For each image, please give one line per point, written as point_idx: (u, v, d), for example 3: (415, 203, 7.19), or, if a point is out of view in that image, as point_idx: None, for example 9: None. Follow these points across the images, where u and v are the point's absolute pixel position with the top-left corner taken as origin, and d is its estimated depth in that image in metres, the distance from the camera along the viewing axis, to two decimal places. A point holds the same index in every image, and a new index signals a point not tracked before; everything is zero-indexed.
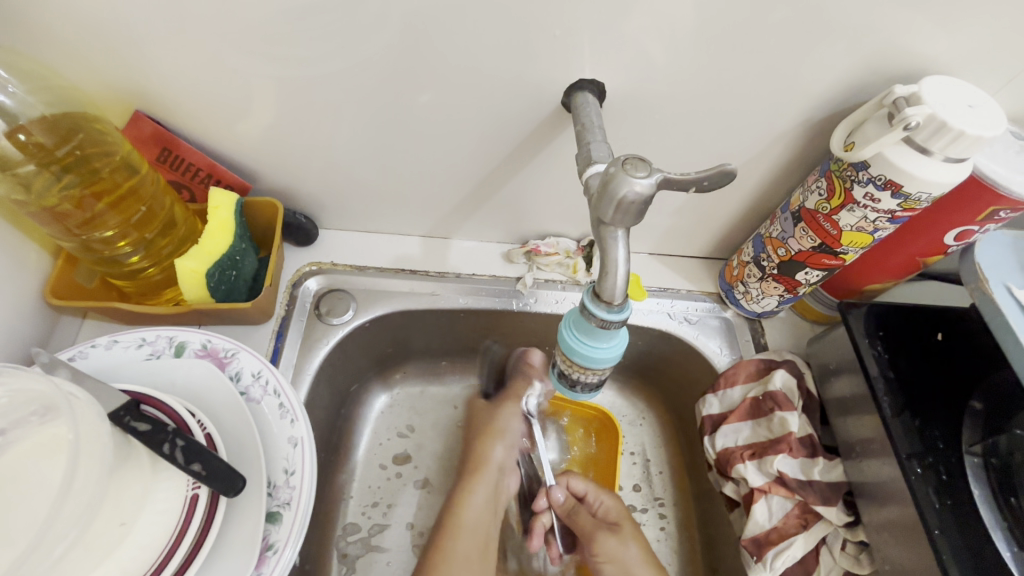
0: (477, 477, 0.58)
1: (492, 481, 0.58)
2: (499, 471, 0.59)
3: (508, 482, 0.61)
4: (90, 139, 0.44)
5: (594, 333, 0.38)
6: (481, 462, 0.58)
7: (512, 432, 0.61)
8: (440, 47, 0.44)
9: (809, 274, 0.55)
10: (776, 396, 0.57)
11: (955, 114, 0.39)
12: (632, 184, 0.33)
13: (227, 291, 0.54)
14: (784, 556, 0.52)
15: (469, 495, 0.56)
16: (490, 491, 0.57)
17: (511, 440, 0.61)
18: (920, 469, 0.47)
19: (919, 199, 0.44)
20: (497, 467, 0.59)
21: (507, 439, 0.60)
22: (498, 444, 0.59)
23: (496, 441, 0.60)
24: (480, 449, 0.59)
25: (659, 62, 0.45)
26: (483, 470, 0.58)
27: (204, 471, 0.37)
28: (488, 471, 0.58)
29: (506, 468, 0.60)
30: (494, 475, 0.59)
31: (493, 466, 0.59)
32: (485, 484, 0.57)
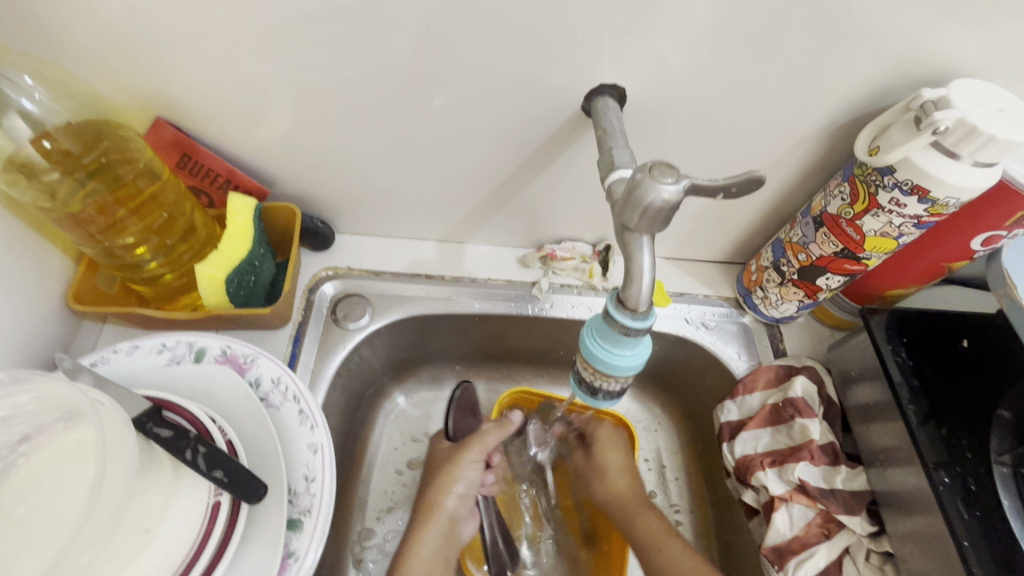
0: (428, 520, 0.57)
1: (443, 532, 0.57)
2: (451, 520, 0.58)
3: (463, 530, 0.60)
4: (114, 146, 0.44)
5: (617, 340, 0.38)
6: (433, 511, 0.57)
7: (469, 480, 0.60)
8: (460, 52, 0.44)
9: (830, 279, 0.54)
10: (796, 402, 0.57)
11: (986, 117, 0.38)
12: (658, 190, 0.33)
13: (245, 297, 0.54)
14: (807, 566, 0.51)
15: (421, 542, 0.55)
16: (442, 538, 0.56)
17: (463, 490, 0.59)
18: (948, 479, 0.46)
19: (947, 203, 0.43)
20: (448, 516, 0.58)
21: (458, 491, 0.59)
22: (453, 492, 0.59)
23: (450, 489, 0.59)
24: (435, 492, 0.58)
25: (681, 66, 0.44)
26: (432, 518, 0.57)
27: (226, 478, 0.38)
28: (438, 520, 0.57)
29: (459, 517, 0.59)
30: (444, 523, 0.57)
31: (446, 512, 0.58)
32: (434, 531, 0.56)
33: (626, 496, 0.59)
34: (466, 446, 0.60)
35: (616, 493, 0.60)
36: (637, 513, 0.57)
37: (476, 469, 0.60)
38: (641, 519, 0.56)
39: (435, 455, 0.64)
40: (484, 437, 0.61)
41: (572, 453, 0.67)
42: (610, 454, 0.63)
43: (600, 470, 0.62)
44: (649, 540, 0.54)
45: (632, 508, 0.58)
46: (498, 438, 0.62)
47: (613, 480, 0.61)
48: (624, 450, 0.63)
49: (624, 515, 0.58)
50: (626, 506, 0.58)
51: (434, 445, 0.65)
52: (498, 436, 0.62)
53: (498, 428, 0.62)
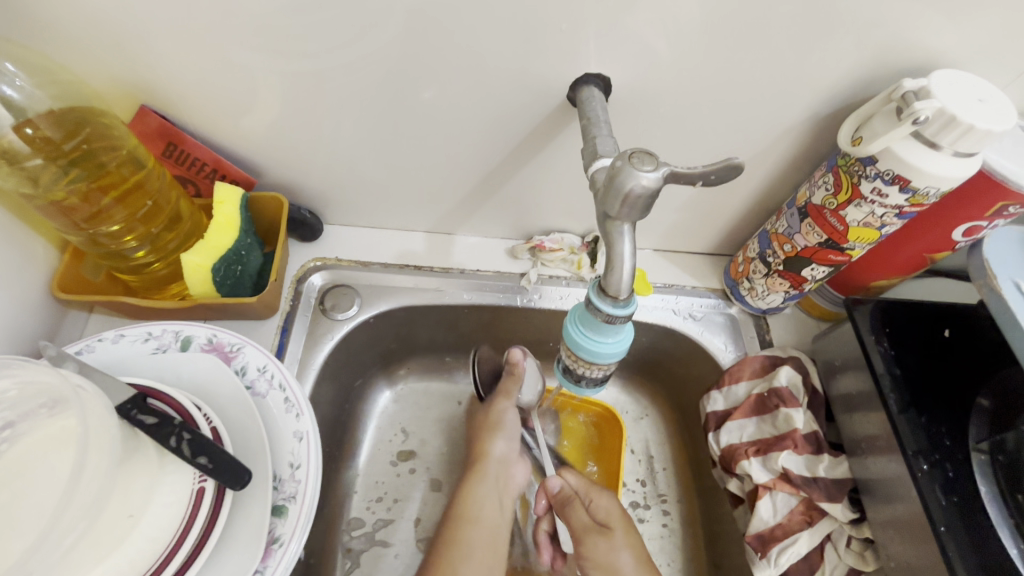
0: (479, 473, 0.60)
1: (495, 475, 0.61)
2: (502, 463, 0.62)
3: (515, 473, 0.63)
4: (96, 133, 0.44)
5: (598, 328, 0.38)
6: (481, 457, 0.61)
7: (510, 424, 0.63)
8: (443, 42, 0.44)
9: (815, 270, 0.55)
10: (781, 392, 0.57)
11: (964, 106, 0.39)
12: (638, 177, 0.33)
13: (233, 286, 0.54)
14: (788, 552, 0.52)
15: (474, 490, 0.58)
16: (493, 485, 0.60)
17: (509, 433, 0.63)
18: (927, 466, 0.47)
19: (927, 194, 0.43)
20: (498, 460, 0.61)
21: (504, 437, 0.62)
22: (499, 439, 0.62)
23: (498, 436, 0.62)
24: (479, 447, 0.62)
25: (665, 57, 0.45)
26: (485, 468, 0.60)
27: (210, 464, 0.38)
28: (487, 465, 0.61)
29: (508, 460, 0.63)
30: (494, 468, 0.61)
31: (494, 458, 0.61)
32: (489, 476, 0.60)
33: None
34: (496, 392, 0.64)
35: None
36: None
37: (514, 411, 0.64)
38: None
39: (474, 416, 0.67)
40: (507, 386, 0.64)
41: (583, 538, 0.56)
42: (622, 558, 0.53)
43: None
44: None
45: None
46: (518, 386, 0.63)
47: None
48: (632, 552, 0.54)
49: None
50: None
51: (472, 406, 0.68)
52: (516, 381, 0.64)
53: (512, 376, 0.64)
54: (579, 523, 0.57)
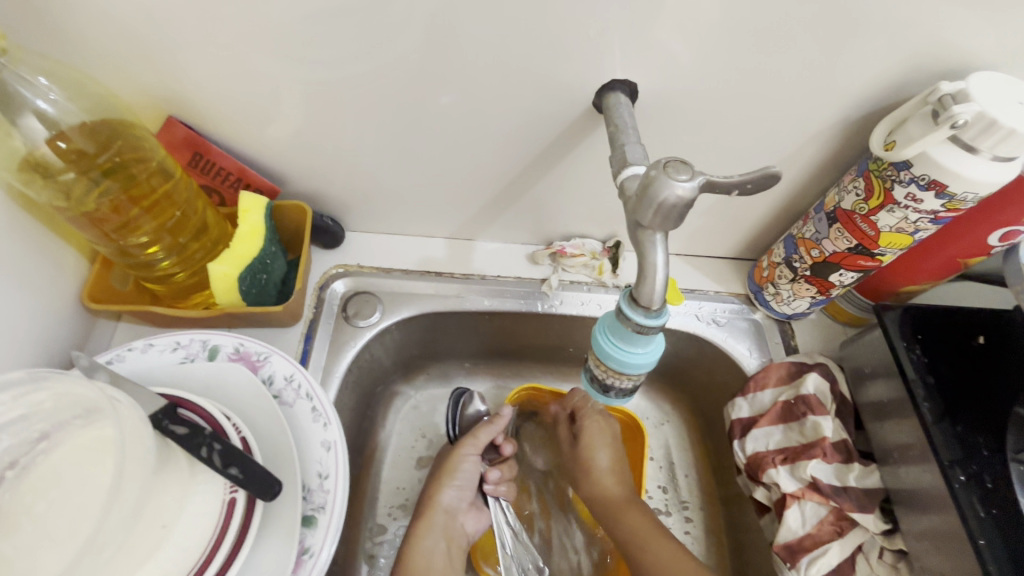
0: (425, 522, 0.59)
1: (442, 526, 0.60)
2: (449, 514, 0.61)
3: (463, 522, 0.63)
4: (128, 145, 0.44)
5: (629, 338, 0.38)
6: (429, 506, 0.60)
7: (465, 473, 0.63)
8: (468, 50, 0.44)
9: (843, 276, 0.54)
10: (809, 400, 0.56)
11: (1005, 109, 0.38)
12: (673, 187, 0.33)
13: (258, 294, 0.54)
14: (819, 564, 0.51)
15: (420, 542, 0.58)
16: (440, 537, 0.59)
17: (462, 482, 0.63)
18: (964, 477, 0.46)
19: (964, 199, 0.42)
20: (445, 511, 0.61)
21: (458, 483, 0.62)
22: (450, 486, 0.62)
23: (449, 483, 0.62)
24: (430, 496, 0.61)
25: (693, 62, 0.44)
26: (431, 517, 0.60)
27: (242, 475, 0.38)
28: (435, 515, 0.60)
29: (457, 510, 0.62)
30: (441, 519, 0.60)
31: (441, 508, 0.61)
32: (435, 526, 0.59)
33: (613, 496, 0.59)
34: (461, 441, 0.63)
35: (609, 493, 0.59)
36: (625, 517, 0.57)
37: (473, 462, 0.63)
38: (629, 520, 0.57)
39: (440, 454, 0.67)
40: (477, 439, 0.63)
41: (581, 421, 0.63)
42: (601, 454, 0.61)
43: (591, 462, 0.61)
44: (634, 541, 0.55)
45: (622, 511, 0.58)
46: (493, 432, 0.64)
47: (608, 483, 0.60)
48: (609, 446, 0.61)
49: (628, 521, 0.57)
50: (620, 510, 0.58)
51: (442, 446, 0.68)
52: (492, 431, 0.64)
53: (490, 425, 0.64)
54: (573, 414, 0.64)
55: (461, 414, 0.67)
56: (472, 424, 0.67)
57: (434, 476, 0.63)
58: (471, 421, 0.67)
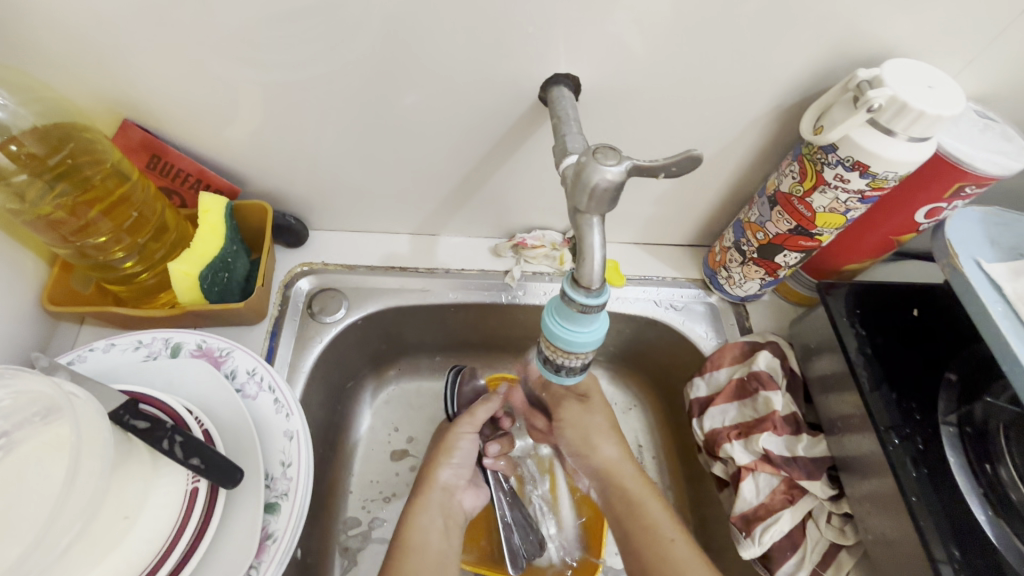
0: (421, 500, 0.60)
1: (439, 503, 0.61)
2: (446, 492, 0.62)
3: (461, 500, 0.64)
4: (80, 148, 0.45)
5: (573, 317, 0.40)
6: (426, 483, 0.61)
7: (464, 452, 0.64)
8: (416, 49, 0.45)
9: (787, 256, 0.57)
10: (760, 376, 0.59)
11: (914, 93, 0.41)
12: (602, 171, 0.35)
13: (221, 293, 0.55)
14: (771, 531, 0.53)
15: (416, 519, 0.58)
16: (438, 512, 0.60)
17: (458, 460, 0.64)
18: (898, 440, 0.49)
19: (886, 177, 0.45)
20: (442, 488, 0.62)
21: (455, 460, 0.64)
22: (447, 465, 0.63)
23: (446, 462, 0.63)
24: (427, 473, 0.62)
25: (632, 56, 0.46)
26: (429, 494, 0.60)
27: (203, 465, 0.39)
28: (431, 493, 0.61)
29: (454, 487, 0.63)
30: (438, 495, 0.61)
31: (438, 486, 0.61)
32: (432, 500, 0.60)
33: (615, 465, 0.58)
34: (459, 418, 0.65)
35: (608, 462, 0.58)
36: (641, 502, 0.55)
37: (469, 440, 0.64)
38: (642, 505, 0.55)
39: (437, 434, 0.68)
40: (476, 417, 0.64)
41: (561, 403, 0.63)
42: (598, 420, 0.60)
43: (592, 438, 0.60)
44: (627, 511, 0.55)
45: (631, 490, 0.56)
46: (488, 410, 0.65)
47: (604, 449, 0.59)
48: (605, 416, 0.61)
49: (627, 494, 0.56)
50: (620, 483, 0.57)
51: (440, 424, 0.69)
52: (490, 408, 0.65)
53: (485, 404, 0.65)
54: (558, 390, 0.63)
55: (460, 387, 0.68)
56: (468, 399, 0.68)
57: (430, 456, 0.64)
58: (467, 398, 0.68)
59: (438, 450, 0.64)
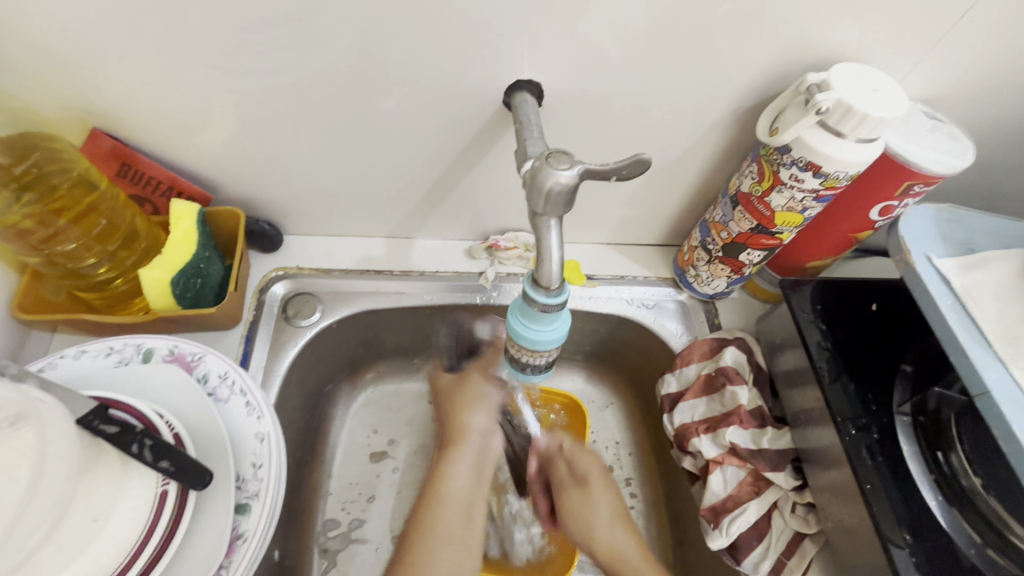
0: (456, 449, 0.57)
1: (476, 448, 0.57)
2: (482, 439, 0.58)
3: (494, 445, 0.60)
4: (46, 157, 0.46)
5: (535, 316, 0.41)
6: (459, 432, 0.58)
7: (492, 398, 0.61)
8: (379, 57, 0.46)
9: (751, 254, 0.58)
10: (727, 371, 0.60)
11: (859, 97, 0.42)
12: (556, 175, 0.36)
13: (193, 298, 0.56)
14: (738, 521, 0.55)
15: (452, 466, 0.55)
16: (473, 458, 0.56)
17: (491, 410, 0.61)
18: (855, 430, 0.50)
19: (838, 177, 0.47)
20: (478, 433, 0.58)
21: (486, 408, 0.60)
22: (479, 412, 0.59)
23: (477, 409, 0.59)
24: (456, 421, 0.59)
25: (591, 64, 0.48)
26: (461, 444, 0.57)
27: (173, 467, 0.40)
28: (468, 439, 0.57)
29: (490, 435, 0.59)
30: (475, 441, 0.58)
31: (473, 432, 0.58)
32: (467, 450, 0.57)
33: (625, 555, 0.56)
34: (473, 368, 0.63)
35: (613, 554, 0.56)
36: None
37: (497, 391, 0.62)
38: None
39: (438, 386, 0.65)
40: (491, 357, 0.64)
41: (561, 490, 0.63)
42: (599, 510, 0.59)
43: (592, 529, 0.58)
44: None
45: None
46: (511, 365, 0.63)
47: (608, 536, 0.57)
48: (608, 502, 0.60)
49: None
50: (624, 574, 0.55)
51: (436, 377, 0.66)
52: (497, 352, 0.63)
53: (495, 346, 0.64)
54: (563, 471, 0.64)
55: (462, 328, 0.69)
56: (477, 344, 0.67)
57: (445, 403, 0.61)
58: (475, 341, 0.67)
59: (460, 397, 0.61)
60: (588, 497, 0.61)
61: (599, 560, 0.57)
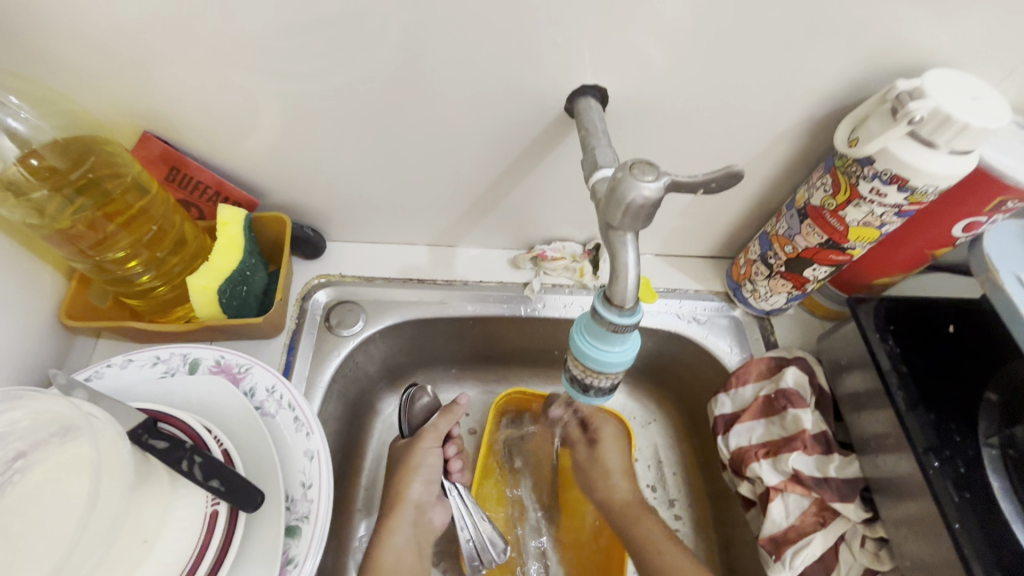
0: (392, 519, 0.59)
1: (409, 520, 0.60)
2: (416, 507, 0.62)
3: (431, 517, 0.63)
4: (102, 161, 0.45)
5: (605, 337, 0.39)
6: (396, 502, 0.60)
7: (431, 466, 0.62)
8: (440, 58, 0.44)
9: (817, 270, 0.55)
10: (788, 393, 0.57)
11: (959, 105, 0.39)
12: (639, 188, 0.33)
13: (238, 306, 0.54)
14: (803, 554, 0.51)
15: (389, 539, 0.58)
16: (410, 529, 0.60)
17: (428, 476, 0.62)
18: (938, 463, 0.47)
19: (926, 191, 0.44)
20: (413, 504, 0.61)
21: (424, 476, 0.62)
22: (417, 482, 0.61)
23: (415, 479, 0.61)
24: (397, 489, 0.61)
25: (663, 68, 0.45)
26: (399, 512, 0.60)
27: (223, 487, 0.38)
28: (404, 511, 0.60)
29: (425, 504, 0.63)
30: (409, 512, 0.61)
31: (409, 503, 0.61)
32: (400, 520, 0.59)
33: (627, 502, 0.62)
34: (422, 435, 0.63)
35: (620, 496, 0.63)
36: (636, 517, 0.60)
37: (434, 454, 0.63)
38: (638, 521, 0.60)
39: (394, 452, 0.65)
40: (439, 426, 0.64)
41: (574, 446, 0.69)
42: (611, 458, 0.65)
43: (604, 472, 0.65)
44: (650, 545, 0.57)
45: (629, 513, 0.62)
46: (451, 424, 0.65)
47: (619, 486, 0.64)
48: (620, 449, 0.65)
49: (642, 530, 0.59)
50: (632, 518, 0.61)
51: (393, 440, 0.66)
52: (447, 423, 0.64)
53: (448, 416, 0.64)
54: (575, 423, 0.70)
55: (411, 408, 0.65)
56: (422, 418, 0.65)
57: (392, 469, 0.64)
58: (421, 417, 0.65)
59: (403, 465, 0.62)
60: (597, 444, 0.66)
61: (612, 503, 0.63)
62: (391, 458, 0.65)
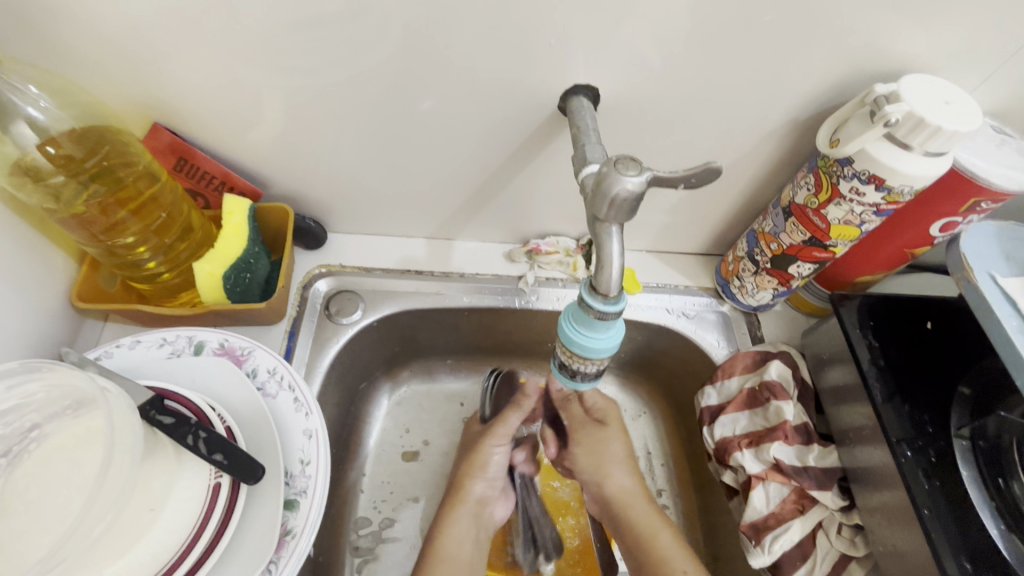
0: (458, 507, 0.64)
1: (471, 514, 0.64)
2: (479, 502, 0.65)
3: (495, 511, 0.67)
4: (115, 151, 0.47)
5: (591, 324, 0.41)
6: (459, 497, 0.64)
7: (495, 463, 0.68)
8: (437, 55, 0.46)
9: (801, 267, 0.57)
10: (772, 386, 0.59)
11: (932, 109, 0.41)
12: (623, 182, 0.35)
13: (242, 292, 0.56)
14: (781, 540, 0.53)
15: (451, 528, 0.62)
16: (470, 521, 0.64)
17: (492, 474, 0.67)
18: (911, 452, 0.49)
19: (902, 191, 0.46)
20: (475, 499, 0.65)
21: (490, 475, 0.67)
22: (480, 477, 0.66)
23: (479, 475, 0.66)
24: (461, 483, 0.65)
25: (652, 68, 0.47)
26: (463, 504, 0.64)
27: (225, 461, 0.40)
28: (466, 504, 0.64)
29: (488, 499, 0.66)
30: (470, 506, 0.64)
31: (472, 498, 0.65)
32: (465, 511, 0.64)
33: (626, 499, 0.62)
34: (491, 430, 0.68)
35: (624, 492, 0.63)
36: (653, 532, 0.58)
37: (502, 450, 0.68)
38: (654, 536, 0.58)
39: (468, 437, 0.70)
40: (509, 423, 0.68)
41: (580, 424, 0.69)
42: (613, 447, 0.66)
43: (605, 464, 0.66)
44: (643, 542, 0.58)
45: (644, 523, 0.59)
46: (519, 419, 0.69)
47: (620, 479, 0.64)
48: (620, 441, 0.67)
49: (644, 533, 0.58)
50: (631, 511, 0.61)
51: (469, 425, 0.71)
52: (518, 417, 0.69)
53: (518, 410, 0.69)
54: (578, 416, 0.69)
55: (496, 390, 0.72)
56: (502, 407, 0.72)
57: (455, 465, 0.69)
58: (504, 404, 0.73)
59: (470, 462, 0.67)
60: (603, 435, 0.68)
61: (607, 496, 0.64)
62: (462, 440, 0.70)
